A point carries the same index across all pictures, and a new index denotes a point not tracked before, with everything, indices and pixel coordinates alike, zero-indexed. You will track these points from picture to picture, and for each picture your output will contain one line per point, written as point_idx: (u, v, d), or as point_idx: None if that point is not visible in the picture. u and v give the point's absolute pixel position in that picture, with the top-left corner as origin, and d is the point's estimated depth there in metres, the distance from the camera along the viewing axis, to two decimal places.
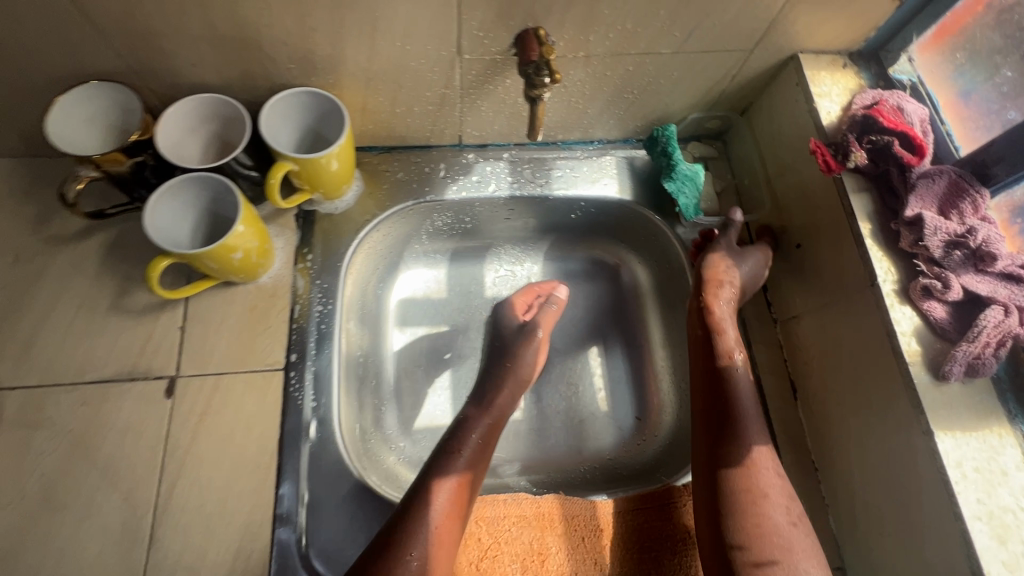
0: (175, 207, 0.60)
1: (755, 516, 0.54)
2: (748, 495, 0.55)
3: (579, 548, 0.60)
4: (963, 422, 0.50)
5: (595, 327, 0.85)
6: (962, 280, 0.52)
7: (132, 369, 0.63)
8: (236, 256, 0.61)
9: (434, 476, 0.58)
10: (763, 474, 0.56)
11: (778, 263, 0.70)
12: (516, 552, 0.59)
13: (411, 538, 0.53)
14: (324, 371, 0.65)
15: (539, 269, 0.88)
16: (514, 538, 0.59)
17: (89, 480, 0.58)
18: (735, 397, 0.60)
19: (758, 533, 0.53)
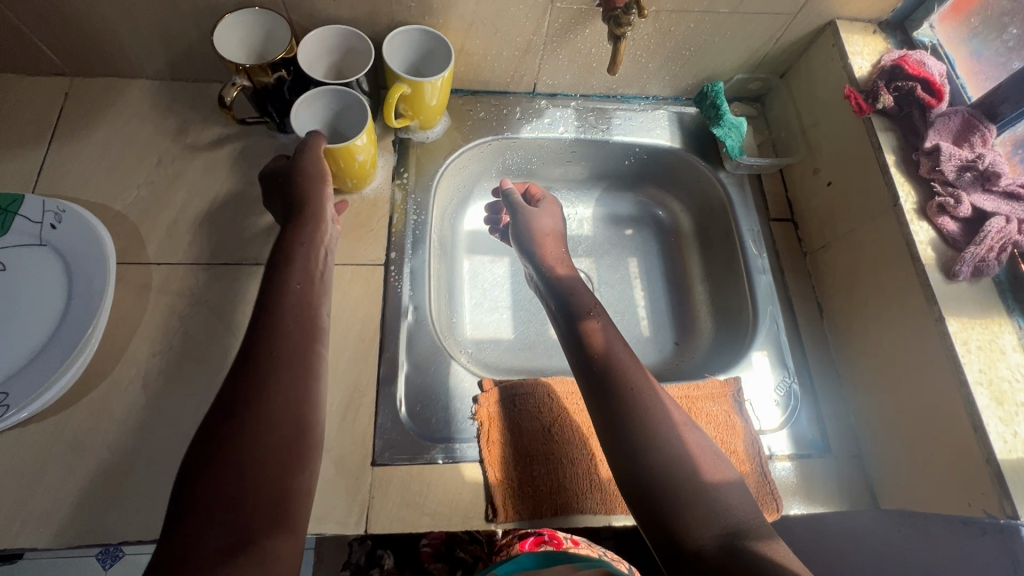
0: (309, 116, 0.72)
1: (658, 435, 0.57)
2: (640, 419, 0.58)
3: None
4: (970, 312, 0.60)
5: (639, 265, 0.96)
6: (971, 198, 0.63)
7: (258, 255, 0.73)
8: (358, 159, 0.72)
9: (269, 328, 0.55)
10: (644, 394, 0.60)
11: (810, 202, 0.81)
12: (582, 420, 0.69)
13: (255, 383, 0.51)
14: (419, 268, 0.75)
15: (590, 213, 0.98)
16: (581, 409, 0.70)
17: (224, 339, 0.68)
18: (606, 343, 0.66)
19: (664, 448, 0.56)
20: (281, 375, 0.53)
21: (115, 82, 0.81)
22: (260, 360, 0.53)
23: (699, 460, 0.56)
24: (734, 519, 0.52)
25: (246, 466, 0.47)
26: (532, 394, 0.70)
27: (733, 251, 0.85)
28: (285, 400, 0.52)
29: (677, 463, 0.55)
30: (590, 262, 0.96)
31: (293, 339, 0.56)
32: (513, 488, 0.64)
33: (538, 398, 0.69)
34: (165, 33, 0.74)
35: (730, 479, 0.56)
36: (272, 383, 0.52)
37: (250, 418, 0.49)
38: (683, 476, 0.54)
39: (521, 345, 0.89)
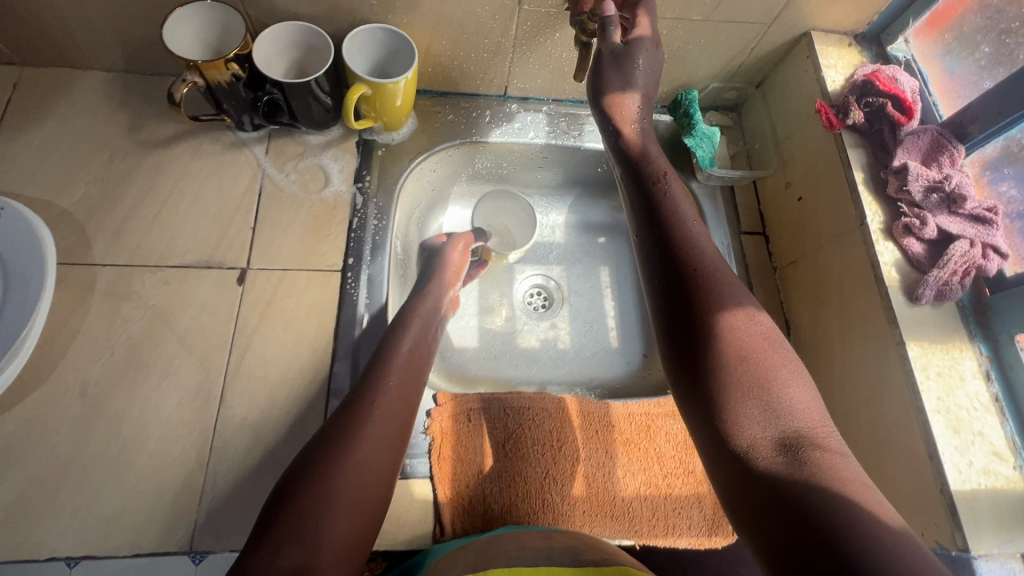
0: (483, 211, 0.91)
1: (722, 321, 0.49)
2: (706, 292, 0.51)
3: (593, 439, 0.67)
4: (931, 336, 0.59)
5: (612, 274, 0.96)
6: (937, 220, 0.61)
7: (209, 258, 0.71)
8: None
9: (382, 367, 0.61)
10: (717, 275, 0.52)
11: (782, 215, 0.79)
12: (539, 437, 0.67)
13: (340, 438, 0.52)
14: (377, 274, 0.73)
15: (563, 220, 0.97)
16: (537, 426, 0.67)
17: (169, 347, 0.66)
18: (679, 217, 0.57)
19: (726, 324, 0.49)
20: (366, 436, 0.53)
21: (66, 72, 0.78)
22: (349, 419, 0.54)
23: (765, 349, 0.48)
24: (797, 419, 0.44)
25: (338, 489, 0.48)
26: (485, 409, 0.68)
27: None
28: (366, 458, 0.51)
29: (740, 354, 0.47)
30: (561, 270, 0.96)
31: (386, 407, 0.57)
32: (463, 506, 0.62)
33: (493, 412, 0.67)
34: (116, 24, 0.71)
35: (799, 377, 0.47)
36: (358, 441, 0.52)
37: (329, 468, 0.49)
38: (739, 361, 0.47)
39: (487, 353, 0.87)
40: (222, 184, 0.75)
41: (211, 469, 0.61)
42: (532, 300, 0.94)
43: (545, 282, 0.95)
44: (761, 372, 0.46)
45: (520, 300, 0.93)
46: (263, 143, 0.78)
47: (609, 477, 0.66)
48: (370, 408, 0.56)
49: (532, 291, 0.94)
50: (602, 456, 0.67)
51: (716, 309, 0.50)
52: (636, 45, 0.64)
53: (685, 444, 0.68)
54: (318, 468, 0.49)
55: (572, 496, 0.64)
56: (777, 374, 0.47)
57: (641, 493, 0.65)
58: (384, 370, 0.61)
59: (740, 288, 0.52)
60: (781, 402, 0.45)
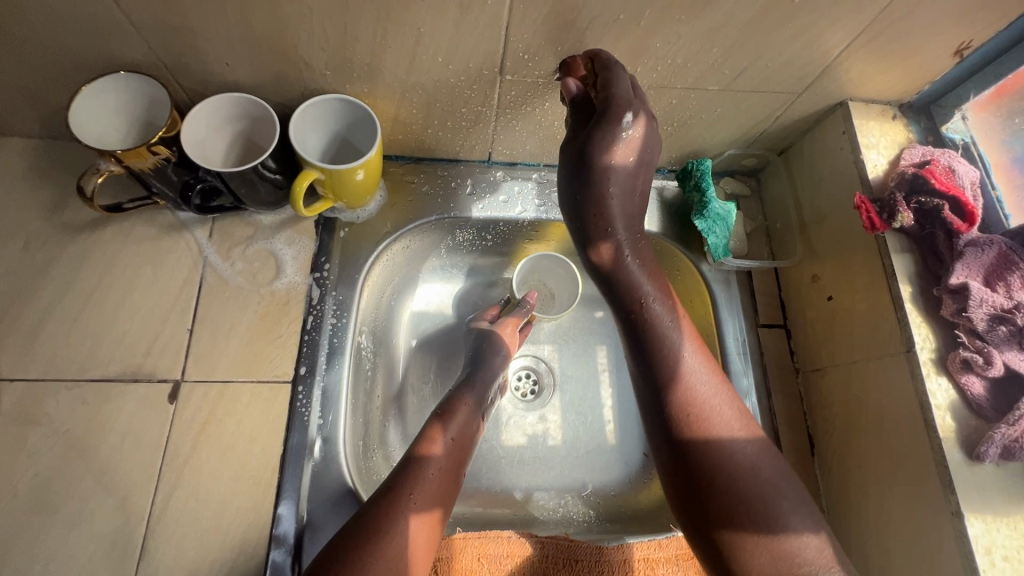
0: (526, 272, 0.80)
1: (718, 459, 0.48)
2: (698, 425, 0.50)
3: None
4: (995, 506, 0.48)
5: (610, 359, 0.84)
6: (1004, 357, 0.50)
7: (136, 369, 0.61)
8: None
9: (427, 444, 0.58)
10: (709, 404, 0.51)
11: (807, 313, 0.68)
12: None
13: (399, 500, 0.52)
14: (333, 387, 0.64)
15: None
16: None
17: (84, 483, 0.56)
18: (666, 338, 0.54)
19: (722, 468, 0.48)
20: (400, 532, 0.50)
21: None
22: (406, 480, 0.54)
23: (766, 483, 0.47)
24: (802, 560, 0.45)
25: None
26: (456, 559, 0.58)
27: None
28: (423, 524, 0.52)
29: (741, 492, 0.47)
30: (553, 350, 0.84)
31: (422, 498, 0.53)
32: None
33: (465, 563, 0.58)
34: (23, 93, 0.60)
35: (804, 509, 0.47)
36: (390, 538, 0.49)
37: (390, 531, 0.49)
38: (741, 499, 0.46)
39: None
40: (156, 276, 0.65)
41: None
42: (519, 386, 0.82)
43: (535, 363, 0.84)
44: (762, 511, 0.46)
45: (505, 389, 0.82)
46: (206, 225, 0.67)
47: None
48: (431, 465, 0.56)
49: (520, 378, 0.83)
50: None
51: (711, 445, 0.49)
52: (603, 137, 0.52)
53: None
54: (381, 530, 0.49)
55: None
56: (784, 516, 0.46)
57: None
58: (441, 427, 0.61)
59: (730, 408, 0.51)
60: (789, 544, 0.45)
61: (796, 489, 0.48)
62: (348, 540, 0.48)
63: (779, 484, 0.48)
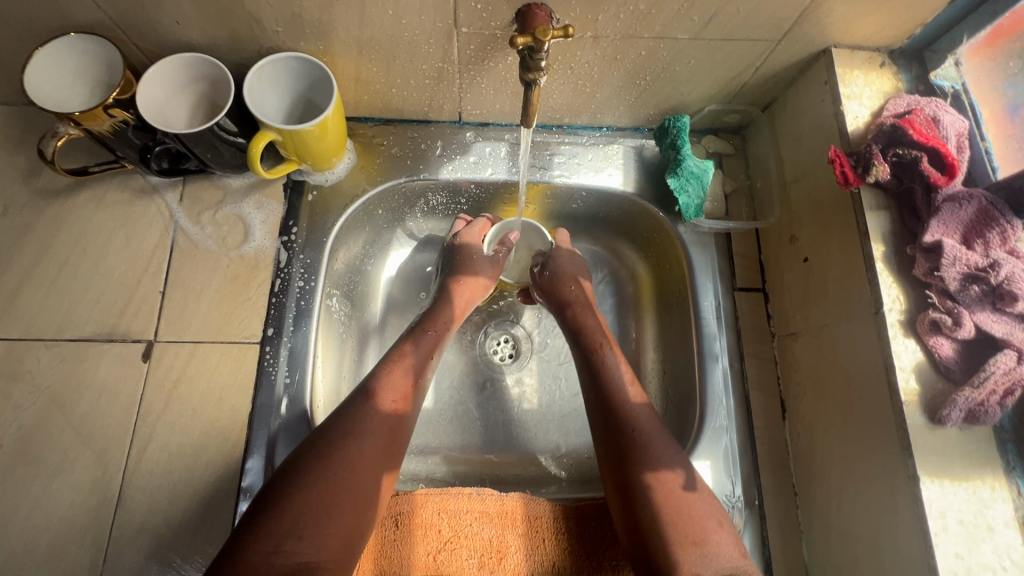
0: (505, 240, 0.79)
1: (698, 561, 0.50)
2: (636, 450, 0.55)
3: (538, 550, 0.58)
4: (954, 470, 0.47)
5: None
6: (975, 318, 0.47)
7: (111, 330, 0.63)
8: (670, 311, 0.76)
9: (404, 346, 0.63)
10: (642, 423, 0.57)
11: (784, 274, 0.66)
12: (474, 547, 0.58)
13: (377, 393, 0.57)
14: (300, 347, 0.64)
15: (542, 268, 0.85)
16: (474, 534, 0.59)
17: (64, 435, 0.59)
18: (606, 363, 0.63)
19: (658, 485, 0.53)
20: (376, 418, 0.56)
21: None
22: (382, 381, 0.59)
23: (692, 501, 0.52)
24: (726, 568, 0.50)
25: (331, 480, 0.50)
26: (418, 512, 0.59)
27: (688, 327, 0.71)
28: (362, 468, 0.53)
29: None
30: (532, 316, 0.84)
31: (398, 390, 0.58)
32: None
33: (425, 517, 0.59)
34: None
35: (723, 523, 0.52)
36: (367, 424, 0.55)
37: (335, 461, 0.51)
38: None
39: (442, 416, 0.78)
40: (129, 240, 0.66)
41: None
42: (497, 350, 0.82)
43: (514, 330, 0.83)
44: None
45: (483, 352, 0.82)
46: (177, 190, 0.68)
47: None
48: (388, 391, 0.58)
49: (498, 343, 0.83)
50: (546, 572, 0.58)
51: (647, 463, 0.54)
52: None
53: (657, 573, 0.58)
54: (327, 453, 0.52)
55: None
56: (710, 535, 0.51)
57: None
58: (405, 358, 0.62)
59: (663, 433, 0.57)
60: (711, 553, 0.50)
61: (723, 516, 0.53)
62: (291, 467, 0.51)
63: (707, 505, 0.53)
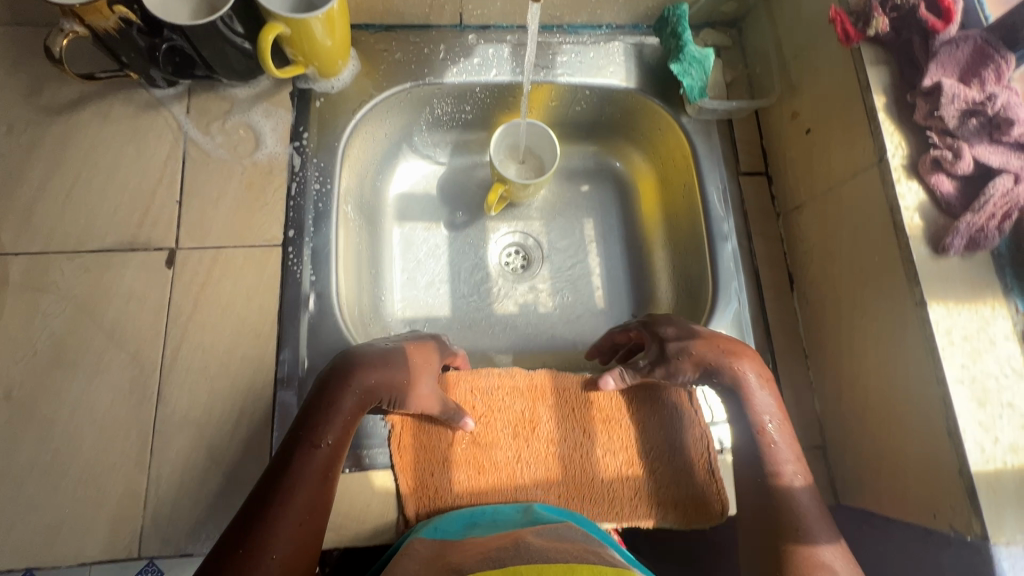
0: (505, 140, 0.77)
1: (806, 567, 0.47)
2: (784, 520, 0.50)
3: (568, 418, 0.62)
4: (957, 294, 0.50)
5: (593, 208, 0.85)
6: (974, 150, 0.50)
7: (132, 239, 0.63)
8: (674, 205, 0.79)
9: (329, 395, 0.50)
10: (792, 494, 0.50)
11: (787, 152, 0.69)
12: (508, 418, 0.61)
13: (304, 447, 0.48)
14: (322, 247, 0.65)
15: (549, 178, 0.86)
16: (507, 407, 0.62)
17: (97, 340, 0.60)
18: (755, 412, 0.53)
19: (803, 559, 0.48)
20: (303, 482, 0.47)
21: None
22: (306, 434, 0.49)
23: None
24: None
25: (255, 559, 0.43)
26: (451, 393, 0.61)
27: (696, 213, 0.73)
28: (291, 545, 0.45)
29: (818, 569, 0.47)
30: (541, 225, 0.85)
31: (325, 453, 0.49)
32: (429, 497, 0.58)
33: (458, 394, 0.61)
34: None
35: None
36: (293, 490, 0.46)
37: (258, 538, 0.44)
38: (810, 566, 0.47)
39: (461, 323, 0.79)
40: (139, 153, 0.66)
41: (155, 470, 0.57)
42: (509, 261, 0.84)
43: (524, 240, 0.85)
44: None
45: (495, 262, 0.83)
46: (184, 101, 0.68)
47: (587, 459, 0.60)
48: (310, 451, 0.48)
49: (507, 254, 0.84)
50: (582, 439, 0.61)
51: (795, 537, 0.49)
52: None
53: (700, 429, 0.61)
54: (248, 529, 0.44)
55: (543, 486, 0.59)
56: None
57: (622, 474, 0.60)
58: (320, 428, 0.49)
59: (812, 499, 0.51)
60: None
61: None
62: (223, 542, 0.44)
63: None
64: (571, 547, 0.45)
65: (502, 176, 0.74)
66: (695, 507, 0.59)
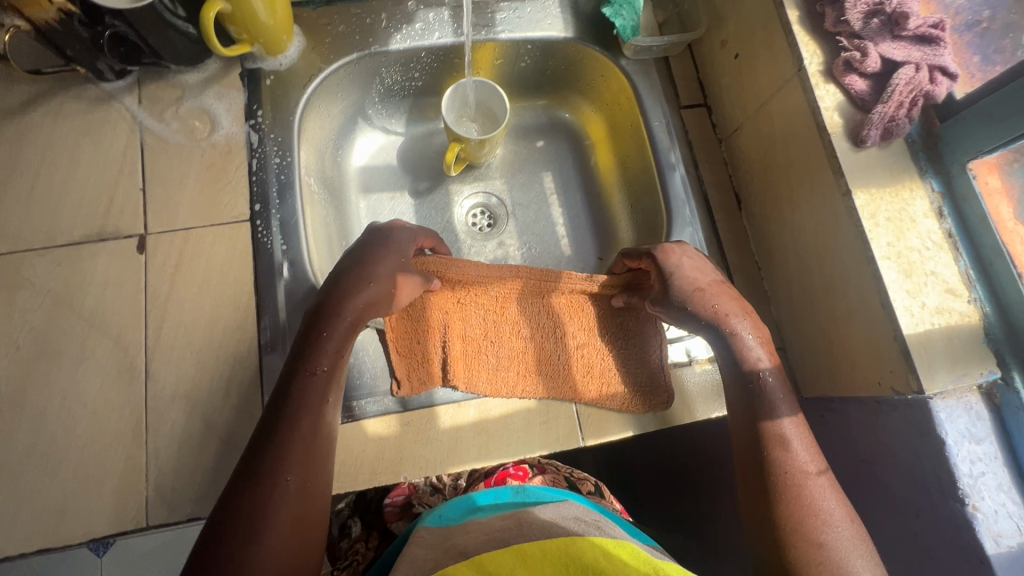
0: (456, 99, 0.79)
1: (781, 451, 0.52)
2: (758, 411, 0.54)
3: (537, 303, 0.69)
4: (879, 181, 0.55)
5: (550, 161, 0.88)
6: (879, 49, 0.55)
7: (101, 230, 0.64)
8: (620, 154, 0.83)
9: (326, 316, 0.53)
10: (765, 387, 0.55)
11: (721, 80, 0.73)
12: (484, 301, 0.68)
13: (306, 374, 0.50)
14: (289, 218, 0.67)
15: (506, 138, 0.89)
16: (484, 291, 0.68)
17: (79, 329, 0.61)
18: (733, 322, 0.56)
19: (779, 447, 0.52)
20: (307, 413, 0.48)
21: None
22: (308, 353, 0.51)
23: (803, 461, 0.51)
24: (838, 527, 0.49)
25: (266, 491, 0.44)
26: (445, 274, 0.66)
27: (644, 150, 0.77)
28: (302, 471, 0.46)
29: (791, 446, 0.52)
30: (502, 183, 0.88)
31: (327, 375, 0.51)
32: (417, 361, 0.64)
33: (452, 272, 0.66)
34: None
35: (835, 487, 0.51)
36: (298, 419, 0.48)
37: (267, 470, 0.45)
38: (783, 445, 0.52)
39: None
40: (97, 146, 0.67)
41: (153, 443, 0.59)
42: (475, 221, 0.86)
43: (487, 200, 0.87)
44: (799, 453, 0.52)
45: (461, 223, 0.86)
46: (135, 92, 0.69)
47: (553, 335, 0.68)
48: (310, 376, 0.50)
49: (473, 215, 0.86)
50: (548, 318, 0.68)
51: (770, 425, 0.53)
52: None
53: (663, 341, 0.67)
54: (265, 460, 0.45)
55: (510, 359, 0.66)
56: (822, 493, 0.50)
57: (582, 355, 0.67)
58: (322, 336, 0.52)
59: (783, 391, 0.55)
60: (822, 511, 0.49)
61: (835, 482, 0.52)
62: (235, 484, 0.45)
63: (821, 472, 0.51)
64: (573, 522, 0.50)
65: (456, 135, 0.76)
66: (648, 393, 0.65)
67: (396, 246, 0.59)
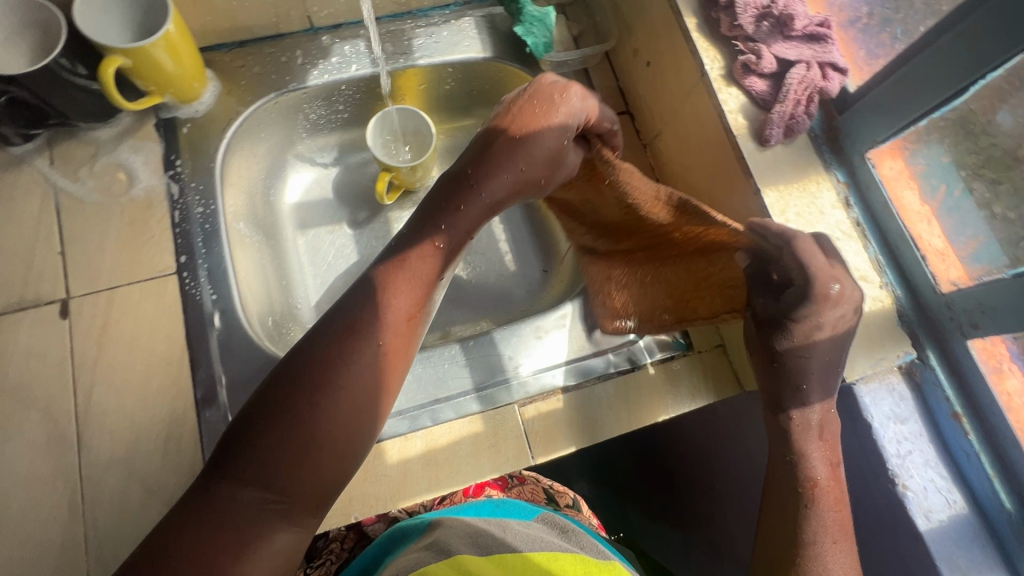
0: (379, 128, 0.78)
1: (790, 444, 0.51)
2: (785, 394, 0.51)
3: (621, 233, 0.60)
4: (786, 178, 0.56)
5: None
6: (772, 50, 0.56)
7: (20, 299, 0.63)
8: None
9: (473, 189, 0.49)
10: (799, 368, 0.50)
11: (638, 87, 0.74)
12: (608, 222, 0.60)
13: (424, 236, 0.47)
14: (217, 266, 0.67)
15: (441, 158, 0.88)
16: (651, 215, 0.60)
17: (3, 404, 0.59)
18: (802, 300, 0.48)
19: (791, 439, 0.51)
20: (387, 321, 0.43)
21: None
22: (435, 211, 0.48)
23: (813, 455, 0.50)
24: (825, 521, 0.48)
25: (319, 406, 0.39)
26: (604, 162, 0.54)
27: None
28: (365, 381, 0.41)
29: (805, 437, 0.50)
30: None
31: (429, 266, 0.46)
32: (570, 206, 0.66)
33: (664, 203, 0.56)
34: None
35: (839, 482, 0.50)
36: (379, 327, 0.43)
37: (332, 377, 0.40)
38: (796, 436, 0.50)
39: None
40: (9, 213, 0.65)
41: (90, 513, 0.57)
42: None
43: None
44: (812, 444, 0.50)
45: None
46: (46, 153, 0.67)
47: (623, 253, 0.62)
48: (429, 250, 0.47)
49: None
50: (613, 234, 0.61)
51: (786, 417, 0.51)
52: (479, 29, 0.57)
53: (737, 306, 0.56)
54: (326, 365, 0.41)
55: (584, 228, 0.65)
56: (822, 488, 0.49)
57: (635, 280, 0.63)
58: (493, 181, 0.49)
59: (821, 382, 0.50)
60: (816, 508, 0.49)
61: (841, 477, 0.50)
62: (288, 371, 0.41)
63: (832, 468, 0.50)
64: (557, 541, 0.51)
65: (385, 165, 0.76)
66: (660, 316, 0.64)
67: (561, 129, 0.50)
